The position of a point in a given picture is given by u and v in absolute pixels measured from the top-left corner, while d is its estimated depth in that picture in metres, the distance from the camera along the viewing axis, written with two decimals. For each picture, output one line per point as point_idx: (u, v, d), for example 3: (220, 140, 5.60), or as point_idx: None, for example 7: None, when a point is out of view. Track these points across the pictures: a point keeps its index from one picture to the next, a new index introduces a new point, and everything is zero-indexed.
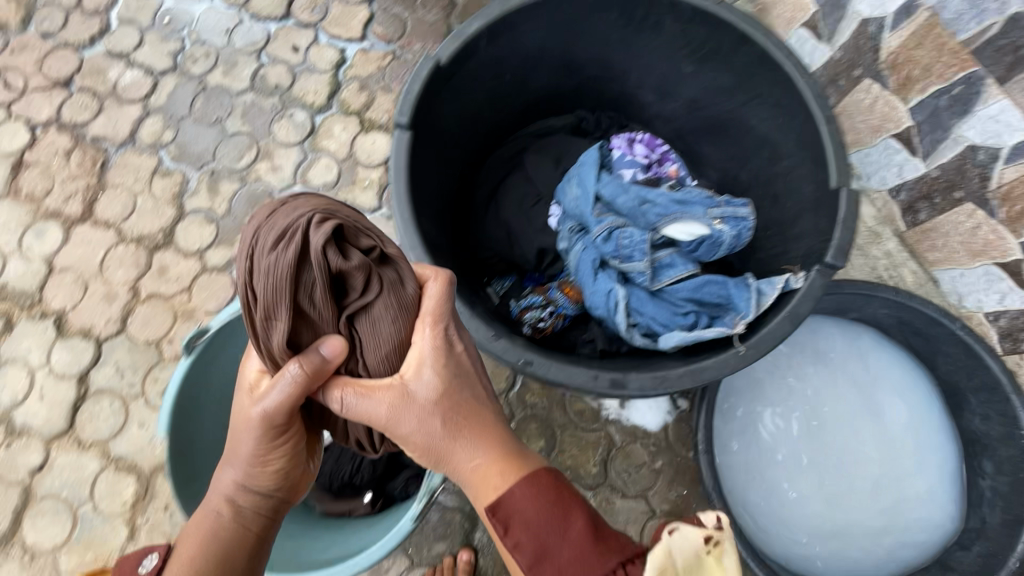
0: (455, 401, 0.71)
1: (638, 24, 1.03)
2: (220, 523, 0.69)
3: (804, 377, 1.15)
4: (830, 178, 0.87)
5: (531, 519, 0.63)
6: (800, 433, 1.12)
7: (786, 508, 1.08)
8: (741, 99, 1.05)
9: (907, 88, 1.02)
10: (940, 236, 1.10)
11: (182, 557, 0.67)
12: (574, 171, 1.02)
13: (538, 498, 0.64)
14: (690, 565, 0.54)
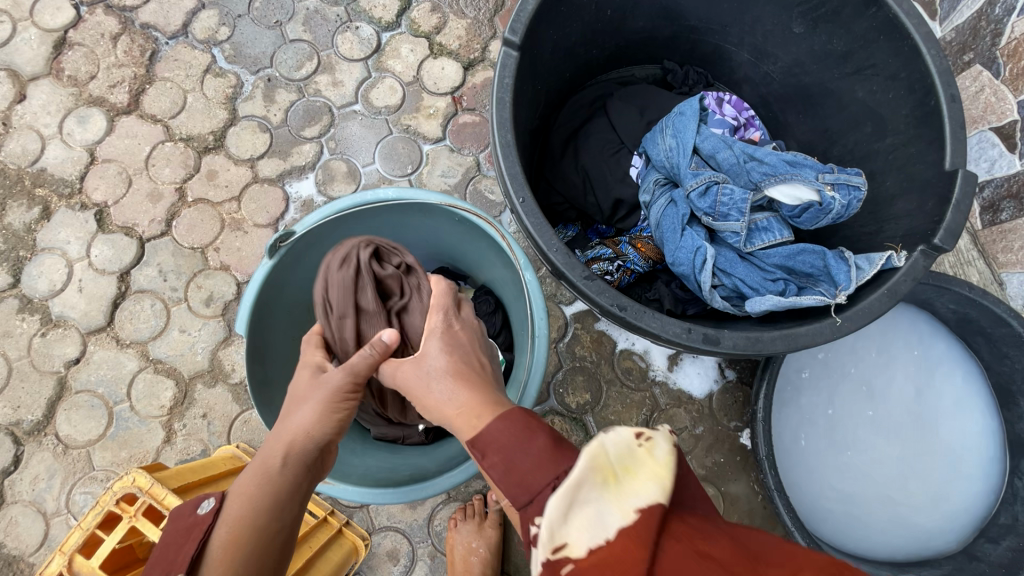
0: (464, 364, 0.68)
1: None
2: (269, 466, 0.65)
3: (857, 365, 1.18)
4: (945, 159, 0.84)
5: (504, 441, 0.54)
6: (847, 418, 1.17)
7: (823, 484, 1.16)
8: (849, 69, 1.00)
9: (1020, 79, 0.99)
10: (1019, 238, 1.09)
11: (239, 494, 0.64)
12: (670, 120, 0.98)
13: (508, 420, 0.56)
14: (627, 458, 0.50)
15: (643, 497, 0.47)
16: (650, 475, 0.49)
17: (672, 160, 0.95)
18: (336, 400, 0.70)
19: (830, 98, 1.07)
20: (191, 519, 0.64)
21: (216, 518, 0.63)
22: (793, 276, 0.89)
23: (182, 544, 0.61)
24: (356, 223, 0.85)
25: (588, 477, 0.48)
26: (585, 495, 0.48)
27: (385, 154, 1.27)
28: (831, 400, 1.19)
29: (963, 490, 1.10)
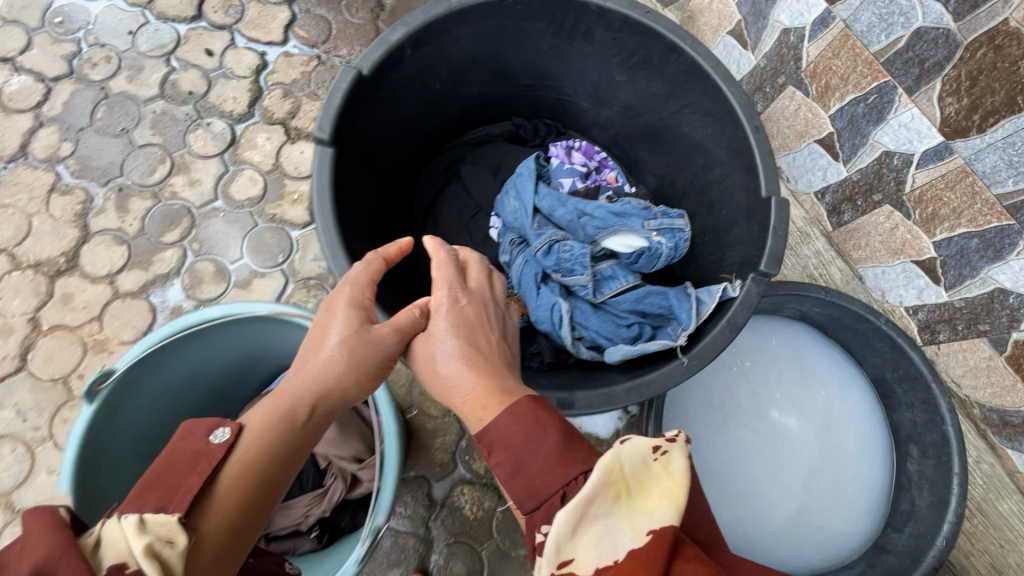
0: (479, 348, 0.70)
1: (569, 33, 1.02)
2: (292, 417, 0.63)
3: (766, 374, 1.24)
4: (761, 187, 0.89)
5: (512, 439, 0.57)
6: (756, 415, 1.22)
7: (725, 485, 1.19)
8: (673, 109, 1.06)
9: (826, 96, 1.07)
10: (863, 236, 1.17)
11: (259, 431, 0.60)
12: (511, 182, 1.01)
13: (524, 413, 0.58)
14: (640, 473, 0.51)
15: (656, 518, 0.48)
16: (663, 495, 0.50)
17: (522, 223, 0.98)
18: (366, 364, 0.68)
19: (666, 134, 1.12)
20: (197, 446, 0.56)
21: (231, 459, 0.57)
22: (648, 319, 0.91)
23: (184, 475, 0.54)
24: (202, 341, 0.82)
25: (601, 494, 0.49)
26: (599, 512, 0.49)
27: (253, 246, 1.24)
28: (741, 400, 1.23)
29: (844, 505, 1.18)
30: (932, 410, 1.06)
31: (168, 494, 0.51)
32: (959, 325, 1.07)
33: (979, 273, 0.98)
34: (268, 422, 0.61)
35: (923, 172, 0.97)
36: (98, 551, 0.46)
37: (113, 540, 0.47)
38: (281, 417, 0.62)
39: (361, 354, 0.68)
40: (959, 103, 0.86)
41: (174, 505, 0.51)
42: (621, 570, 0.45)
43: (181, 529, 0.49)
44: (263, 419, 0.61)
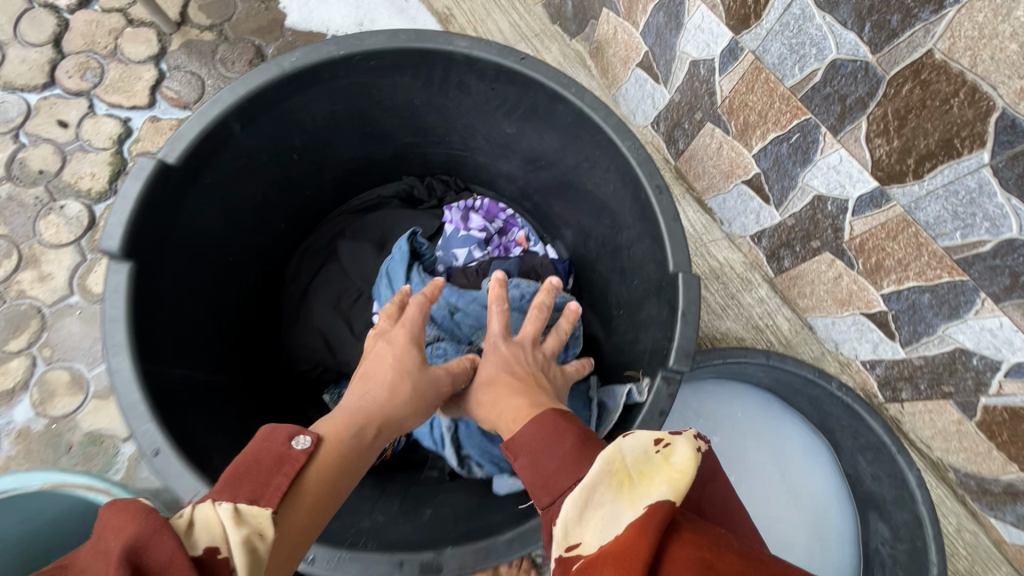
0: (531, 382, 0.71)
1: (441, 86, 0.87)
2: (356, 436, 0.62)
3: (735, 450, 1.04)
4: (668, 260, 0.74)
5: (540, 446, 0.56)
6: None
7: None
8: (572, 163, 0.92)
9: (747, 134, 0.93)
10: (806, 284, 1.03)
11: (333, 443, 0.59)
12: (383, 268, 0.94)
13: (551, 425, 0.58)
14: (643, 463, 0.48)
15: (652, 494, 0.44)
16: (664, 476, 0.46)
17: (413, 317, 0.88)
18: (424, 398, 0.71)
19: (570, 189, 0.97)
20: (275, 446, 0.53)
21: (311, 466, 0.55)
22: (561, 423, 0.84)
23: (272, 474, 0.51)
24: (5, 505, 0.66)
25: (601, 481, 0.47)
26: (597, 495, 0.46)
27: None
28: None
29: None
30: (899, 485, 0.91)
31: (262, 485, 0.50)
32: (922, 384, 0.93)
33: (935, 331, 0.84)
34: (339, 436, 0.61)
35: (860, 219, 0.84)
36: (193, 532, 0.42)
37: (207, 524, 0.44)
38: (349, 434, 0.62)
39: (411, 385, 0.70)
40: (890, 144, 0.72)
41: (265, 501, 0.49)
42: (618, 545, 0.41)
43: (270, 522, 0.47)
44: (337, 434, 0.61)
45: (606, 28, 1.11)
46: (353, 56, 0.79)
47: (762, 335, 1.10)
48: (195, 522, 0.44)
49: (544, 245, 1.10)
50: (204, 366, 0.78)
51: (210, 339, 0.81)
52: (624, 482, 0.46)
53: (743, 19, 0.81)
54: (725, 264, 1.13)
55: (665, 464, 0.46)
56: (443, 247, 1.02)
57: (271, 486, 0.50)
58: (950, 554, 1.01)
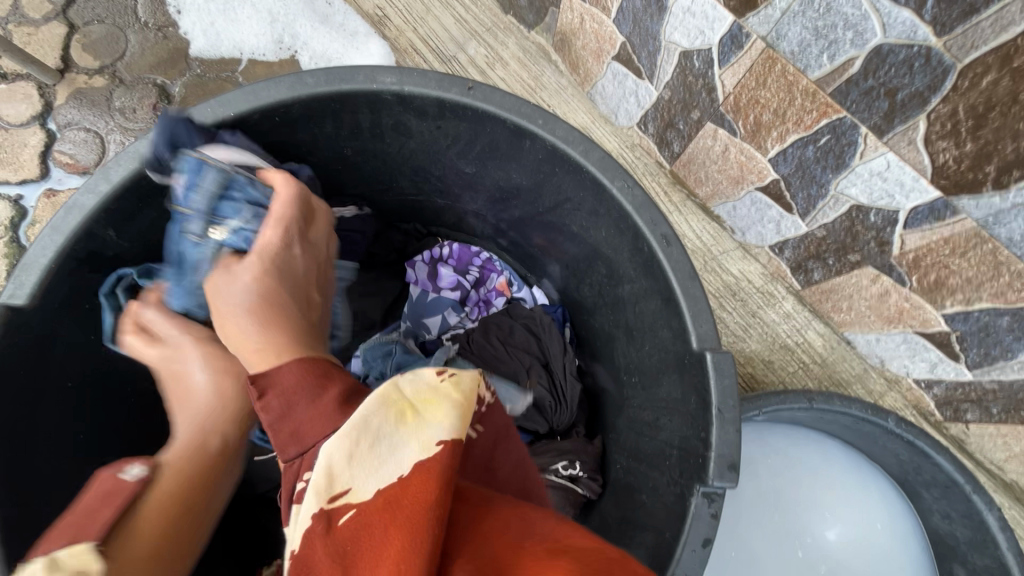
0: (264, 288, 0.56)
1: (374, 131, 0.69)
2: (208, 458, 0.54)
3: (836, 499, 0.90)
4: (688, 332, 0.59)
5: (292, 398, 0.45)
6: (752, 525, 0.89)
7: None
8: (548, 203, 0.74)
9: (759, 135, 0.75)
10: (842, 298, 0.87)
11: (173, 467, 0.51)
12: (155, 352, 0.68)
13: (309, 373, 0.47)
14: (427, 394, 0.43)
15: (438, 426, 0.40)
16: (451, 403, 0.42)
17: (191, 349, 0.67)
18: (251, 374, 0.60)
19: (551, 230, 0.80)
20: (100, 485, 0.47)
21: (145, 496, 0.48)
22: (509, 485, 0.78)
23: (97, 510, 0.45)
24: None
25: (376, 414, 0.40)
26: (367, 427, 0.40)
27: None
28: (787, 478, 0.90)
29: None
30: (978, 528, 0.77)
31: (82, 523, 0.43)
32: (993, 407, 0.79)
33: (1015, 355, 0.70)
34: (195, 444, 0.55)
35: (913, 233, 0.68)
36: None
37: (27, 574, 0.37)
38: (188, 453, 0.53)
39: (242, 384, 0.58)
40: (960, 148, 0.56)
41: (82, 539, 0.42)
42: (391, 489, 0.38)
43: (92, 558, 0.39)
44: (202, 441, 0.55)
45: (571, 16, 0.92)
46: (250, 115, 0.61)
47: (793, 355, 0.95)
48: None
49: (530, 288, 0.93)
50: None
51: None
52: (406, 415, 0.41)
53: None
54: (742, 279, 0.97)
55: (454, 389, 0.43)
56: (413, 314, 0.90)
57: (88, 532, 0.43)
58: None
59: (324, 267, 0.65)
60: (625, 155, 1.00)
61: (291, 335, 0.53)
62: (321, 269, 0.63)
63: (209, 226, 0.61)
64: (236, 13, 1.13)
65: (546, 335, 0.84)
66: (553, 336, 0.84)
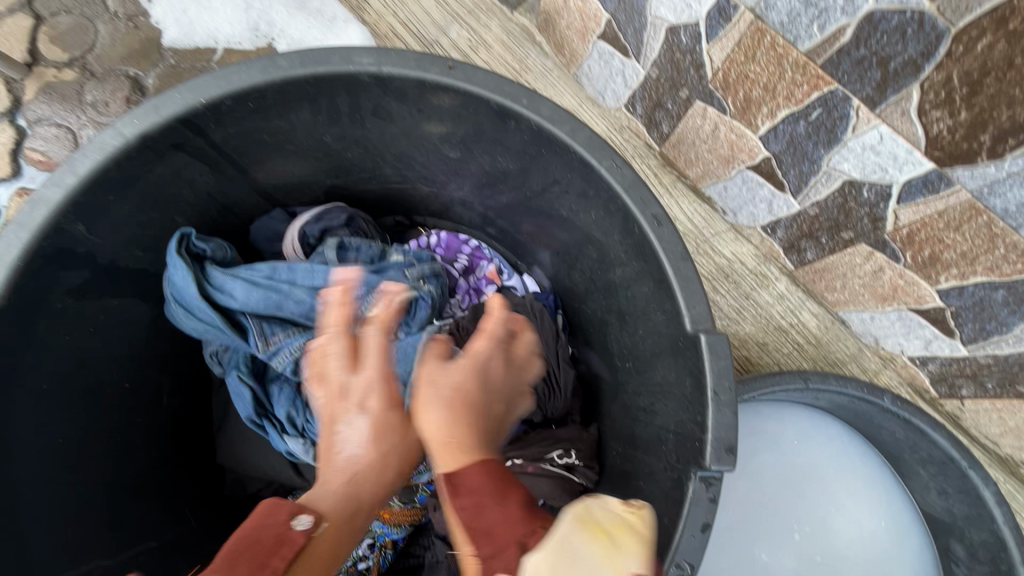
0: (467, 390, 0.55)
1: (354, 116, 0.67)
2: (360, 519, 0.54)
3: (841, 493, 0.89)
4: (682, 314, 0.57)
5: (478, 489, 0.45)
6: (752, 505, 0.87)
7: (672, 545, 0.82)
8: (536, 187, 0.72)
9: (749, 112, 0.74)
10: (836, 277, 0.86)
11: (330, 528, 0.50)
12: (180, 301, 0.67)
13: (492, 474, 0.47)
14: (618, 523, 0.42)
15: (631, 557, 0.39)
16: (639, 538, 0.41)
17: (242, 297, 0.67)
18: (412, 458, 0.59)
19: (539, 216, 0.78)
20: (271, 528, 0.46)
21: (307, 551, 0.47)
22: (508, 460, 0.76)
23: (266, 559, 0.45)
24: None
25: (570, 533, 0.40)
26: (565, 545, 0.39)
27: None
28: (801, 463, 0.90)
29: None
30: (974, 503, 0.77)
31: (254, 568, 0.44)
32: (988, 382, 0.79)
33: (1011, 329, 0.70)
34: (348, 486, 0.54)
35: (907, 207, 0.67)
36: None
37: None
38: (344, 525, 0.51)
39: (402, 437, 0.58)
40: (954, 118, 0.54)
41: None
42: None
43: None
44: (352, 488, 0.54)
45: None
46: (222, 101, 0.58)
47: (787, 336, 0.94)
48: None
49: (520, 276, 0.91)
50: (104, 539, 0.62)
51: (113, 496, 0.64)
52: (602, 543, 0.40)
53: None
54: (734, 261, 0.96)
55: (637, 518, 0.42)
56: None
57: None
58: None
59: (521, 389, 0.63)
60: (614, 138, 0.98)
61: (475, 434, 0.51)
62: (523, 392, 0.63)
63: (351, 257, 0.75)
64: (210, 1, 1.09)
65: (538, 321, 0.81)
66: (545, 322, 0.81)
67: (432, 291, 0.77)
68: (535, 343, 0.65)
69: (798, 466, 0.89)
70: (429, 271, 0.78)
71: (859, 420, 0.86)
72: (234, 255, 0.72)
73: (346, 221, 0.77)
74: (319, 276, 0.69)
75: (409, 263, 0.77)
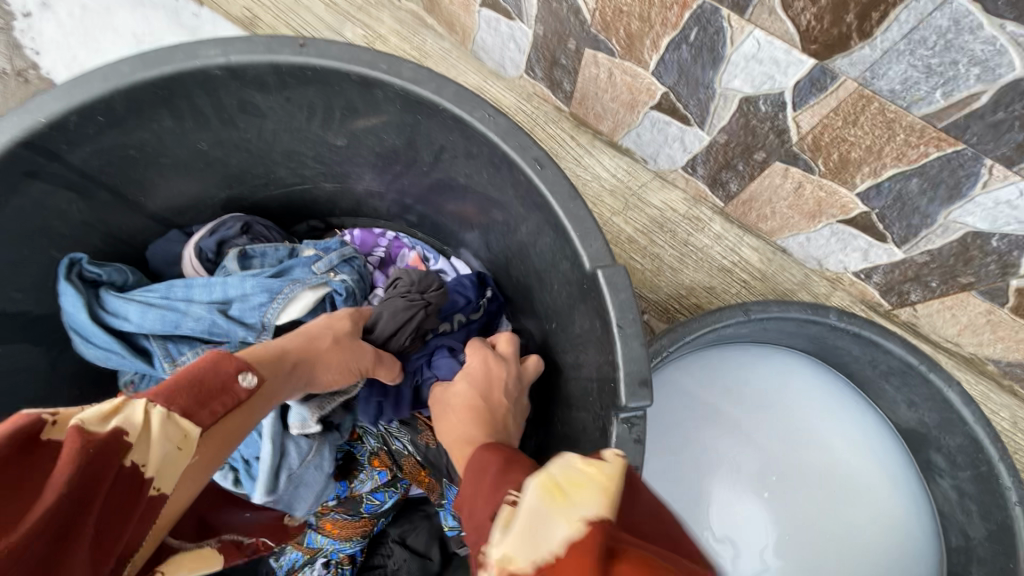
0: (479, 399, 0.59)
1: (224, 117, 0.64)
2: (256, 412, 0.50)
3: (869, 507, 0.84)
4: (580, 254, 0.55)
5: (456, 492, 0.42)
6: (826, 459, 0.86)
7: (738, 417, 0.85)
8: (428, 160, 0.69)
9: (636, 48, 0.72)
10: (764, 205, 0.83)
11: (251, 408, 0.49)
12: (82, 332, 0.65)
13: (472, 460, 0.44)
14: (569, 470, 0.35)
15: (589, 507, 0.32)
16: (599, 487, 0.34)
17: (137, 319, 0.65)
18: (336, 371, 0.60)
19: (443, 192, 0.75)
20: (219, 375, 0.46)
21: (240, 410, 0.48)
22: (445, 462, 0.70)
23: (203, 401, 0.44)
24: None
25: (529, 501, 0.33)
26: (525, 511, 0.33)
27: None
28: (874, 471, 0.85)
29: (735, 469, 0.84)
30: (942, 408, 0.74)
31: (193, 404, 0.43)
32: (933, 281, 0.76)
33: (936, 220, 0.67)
34: (293, 367, 0.56)
35: (804, 111, 0.64)
36: (94, 421, 0.37)
37: (132, 416, 0.39)
38: (259, 407, 0.51)
39: (348, 353, 0.62)
40: (816, 4, 0.52)
41: (191, 422, 0.42)
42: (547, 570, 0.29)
43: (158, 463, 0.39)
44: (299, 372, 0.56)
45: None
46: (67, 118, 0.56)
47: (732, 276, 0.91)
48: (116, 414, 0.38)
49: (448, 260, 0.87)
50: None
51: None
52: (556, 495, 0.33)
53: None
54: (666, 210, 0.93)
55: (599, 468, 0.35)
56: None
57: (201, 413, 0.43)
58: None
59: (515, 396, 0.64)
60: (524, 108, 0.96)
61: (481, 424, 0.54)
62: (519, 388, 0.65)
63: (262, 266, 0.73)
64: (98, 42, 1.08)
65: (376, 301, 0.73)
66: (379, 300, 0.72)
67: (347, 278, 0.73)
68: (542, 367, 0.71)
69: (877, 451, 0.86)
70: (339, 260, 0.74)
71: (833, 356, 0.85)
72: (137, 280, 0.71)
73: (243, 230, 0.74)
74: (217, 289, 0.66)
75: (316, 256, 0.74)
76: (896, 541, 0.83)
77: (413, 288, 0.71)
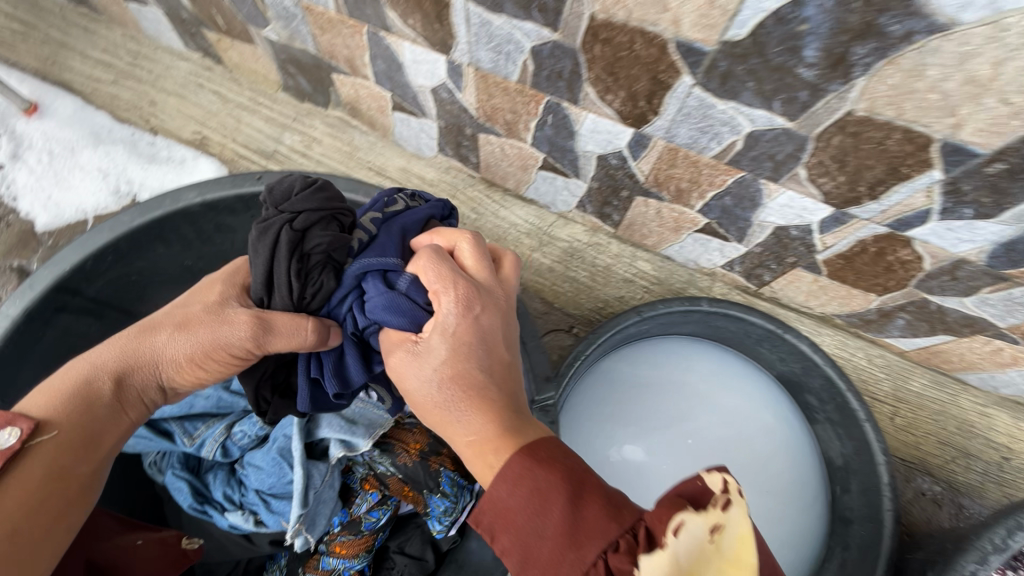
0: (482, 383, 0.58)
1: (203, 237, 0.82)
2: (66, 456, 0.59)
3: (775, 468, 1.03)
4: None
5: (515, 519, 0.50)
6: (747, 427, 1.06)
7: (674, 392, 1.07)
8: None
9: (515, 130, 0.94)
10: (641, 226, 1.06)
11: (47, 455, 0.58)
12: None
13: (523, 484, 0.50)
14: (695, 559, 0.45)
15: None
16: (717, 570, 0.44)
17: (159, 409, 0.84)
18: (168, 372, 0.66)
19: None
20: None
21: (22, 464, 0.56)
22: (422, 476, 0.86)
23: None
24: None
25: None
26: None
27: None
28: (781, 437, 1.06)
29: (670, 427, 1.04)
30: (799, 357, 0.95)
31: None
32: (773, 264, 0.99)
33: (754, 222, 0.90)
34: (97, 397, 0.62)
35: (642, 161, 0.87)
36: None
37: None
38: (66, 448, 0.59)
39: (204, 333, 0.65)
40: (619, 97, 0.75)
41: None
42: None
43: None
44: (106, 400, 0.63)
45: (348, 89, 1.09)
46: (85, 262, 0.72)
47: (634, 284, 1.13)
48: None
49: None
50: None
51: None
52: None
53: (443, 40, 0.82)
54: (573, 241, 1.15)
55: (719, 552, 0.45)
56: None
57: None
58: (875, 383, 1.10)
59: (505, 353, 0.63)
60: (444, 179, 1.17)
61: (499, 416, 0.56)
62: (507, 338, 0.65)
63: None
64: (68, 180, 1.24)
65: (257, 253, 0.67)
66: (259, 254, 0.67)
67: None
68: (515, 266, 0.72)
69: (782, 415, 1.08)
70: None
71: (722, 336, 1.07)
72: None
73: None
74: None
75: None
76: (794, 493, 1.03)
77: (272, 212, 0.67)
